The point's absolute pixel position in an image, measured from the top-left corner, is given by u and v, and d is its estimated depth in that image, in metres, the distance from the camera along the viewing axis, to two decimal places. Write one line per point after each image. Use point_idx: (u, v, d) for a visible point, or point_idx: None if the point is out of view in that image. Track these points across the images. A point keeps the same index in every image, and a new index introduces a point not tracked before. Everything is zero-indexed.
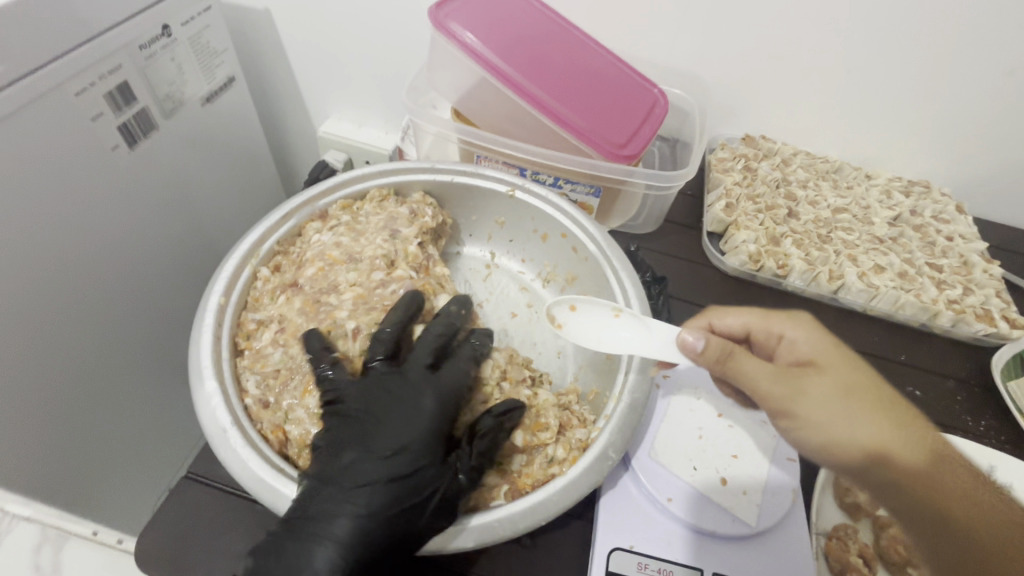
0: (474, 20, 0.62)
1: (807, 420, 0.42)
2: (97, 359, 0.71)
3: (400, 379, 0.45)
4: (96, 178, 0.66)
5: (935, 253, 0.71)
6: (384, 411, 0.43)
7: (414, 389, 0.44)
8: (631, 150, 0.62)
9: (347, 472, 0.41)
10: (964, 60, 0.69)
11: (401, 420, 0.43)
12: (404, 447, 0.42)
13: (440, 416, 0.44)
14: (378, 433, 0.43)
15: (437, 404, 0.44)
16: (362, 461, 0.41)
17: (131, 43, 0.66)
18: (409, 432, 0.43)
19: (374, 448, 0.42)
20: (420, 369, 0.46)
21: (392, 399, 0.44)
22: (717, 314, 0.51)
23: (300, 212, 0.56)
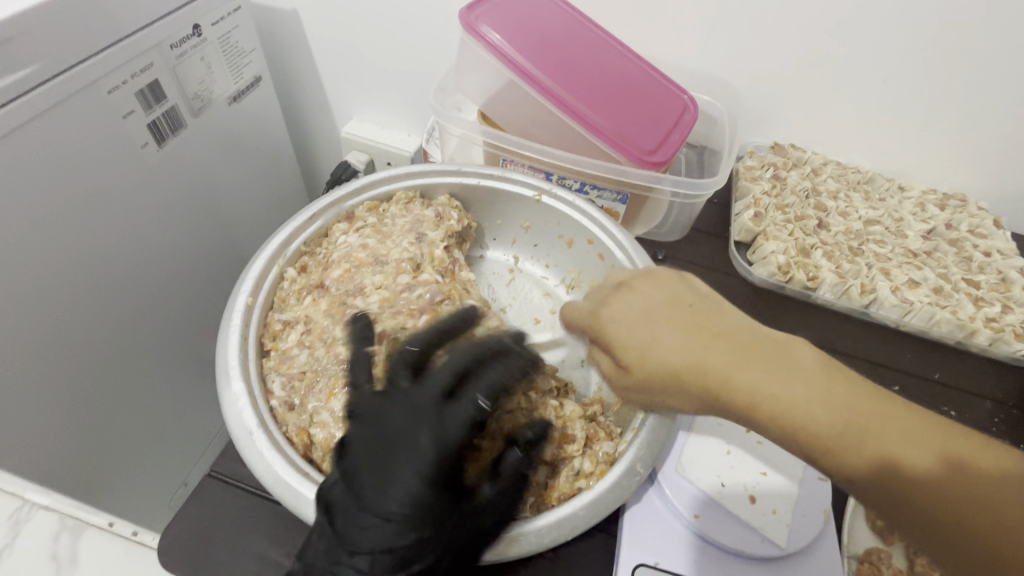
0: (504, 23, 0.61)
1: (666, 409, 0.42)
2: (119, 353, 0.72)
3: (409, 417, 0.40)
4: (125, 175, 0.66)
5: (971, 269, 0.69)
6: (390, 455, 0.39)
7: (421, 429, 0.39)
8: (661, 157, 0.61)
9: (349, 526, 0.37)
10: (1006, 70, 0.66)
11: (405, 465, 0.38)
12: (406, 500, 0.37)
13: (441, 460, 0.38)
14: (381, 479, 0.38)
15: (444, 451, 0.39)
16: (365, 513, 0.37)
17: (162, 42, 0.67)
18: (406, 482, 0.38)
19: (373, 496, 0.38)
20: (430, 405, 0.40)
21: (392, 439, 0.39)
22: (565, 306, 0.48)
23: (327, 212, 0.56)
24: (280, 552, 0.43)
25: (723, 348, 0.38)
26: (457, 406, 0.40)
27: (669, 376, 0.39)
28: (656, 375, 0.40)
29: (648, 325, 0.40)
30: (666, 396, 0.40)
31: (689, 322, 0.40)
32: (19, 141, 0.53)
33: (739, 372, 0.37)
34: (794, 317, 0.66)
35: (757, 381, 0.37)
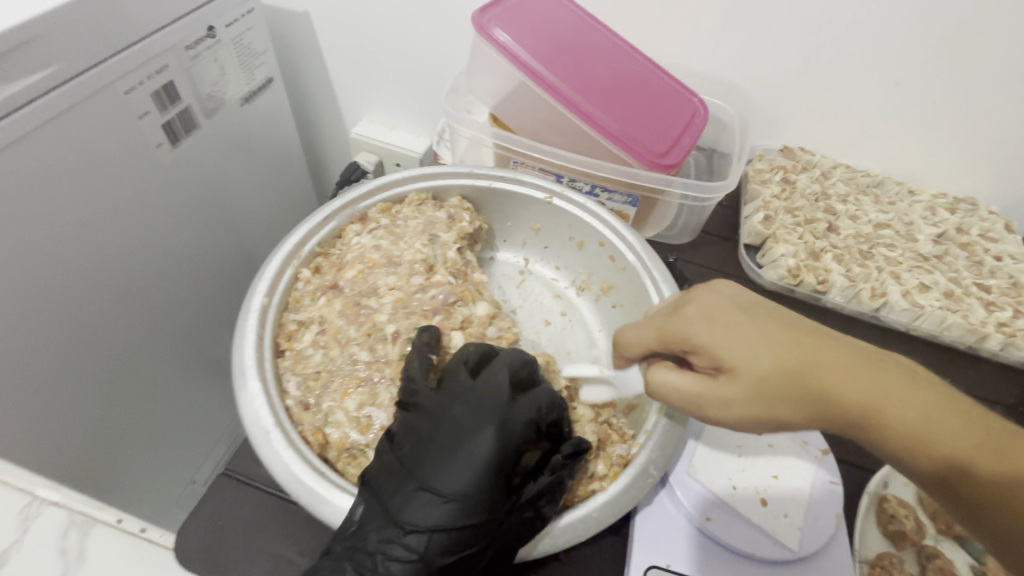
0: (517, 26, 0.61)
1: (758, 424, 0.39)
2: (131, 352, 0.73)
3: (473, 408, 0.40)
4: (139, 175, 0.67)
5: (982, 274, 0.69)
6: (453, 443, 0.39)
7: (486, 421, 0.39)
8: (671, 160, 0.61)
9: (408, 506, 0.38)
10: (1018, 74, 0.66)
11: (469, 454, 0.38)
12: (468, 488, 0.38)
13: (504, 452, 0.39)
14: (443, 466, 0.38)
15: (507, 445, 0.39)
16: (426, 498, 0.38)
17: (178, 44, 0.68)
18: (469, 470, 0.38)
19: (435, 479, 0.38)
20: (495, 399, 0.41)
21: (456, 429, 0.40)
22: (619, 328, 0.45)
23: (340, 214, 0.57)
24: (294, 550, 0.43)
25: (819, 346, 0.38)
26: (521, 405, 0.41)
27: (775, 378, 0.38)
28: (764, 377, 0.38)
29: (739, 327, 0.39)
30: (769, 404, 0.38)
31: (788, 334, 0.39)
32: (37, 142, 0.54)
33: (847, 374, 0.37)
34: None
35: (864, 378, 0.37)
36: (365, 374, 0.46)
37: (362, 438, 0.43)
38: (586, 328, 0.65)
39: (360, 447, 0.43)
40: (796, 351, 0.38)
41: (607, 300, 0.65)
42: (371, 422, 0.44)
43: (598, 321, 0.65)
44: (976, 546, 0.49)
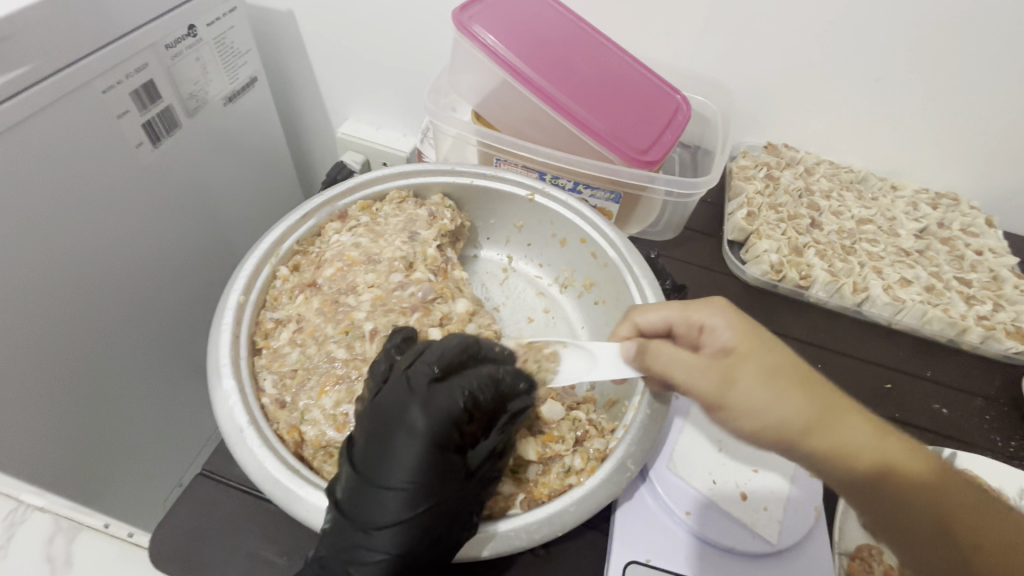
0: (498, 24, 0.61)
1: (742, 411, 0.41)
2: (117, 354, 0.72)
3: (400, 395, 0.39)
4: (118, 176, 0.66)
5: (963, 268, 0.69)
6: (389, 433, 0.38)
7: (412, 405, 0.38)
8: (653, 156, 0.61)
9: (364, 504, 0.38)
10: (996, 70, 0.67)
11: (405, 442, 0.37)
12: (413, 476, 0.37)
13: (438, 432, 0.38)
14: (387, 460, 0.38)
15: (442, 427, 0.38)
16: (379, 495, 0.37)
17: (157, 43, 0.67)
18: (407, 458, 0.37)
19: (383, 472, 0.38)
20: (420, 383, 0.39)
21: (390, 418, 0.39)
22: (640, 314, 0.48)
23: (320, 212, 0.56)
24: (272, 550, 0.42)
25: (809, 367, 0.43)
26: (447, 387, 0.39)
27: (778, 375, 0.41)
28: (769, 367, 0.41)
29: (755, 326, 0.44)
30: (754, 394, 0.40)
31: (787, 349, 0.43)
32: (13, 142, 0.53)
33: (833, 395, 0.41)
34: (787, 315, 0.66)
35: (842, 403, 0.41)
36: (343, 372, 0.45)
37: (338, 435, 0.43)
38: (569, 325, 0.65)
39: (337, 444, 0.43)
40: (791, 357, 0.42)
41: (590, 296, 0.64)
42: (348, 419, 0.43)
43: (581, 318, 0.65)
44: None
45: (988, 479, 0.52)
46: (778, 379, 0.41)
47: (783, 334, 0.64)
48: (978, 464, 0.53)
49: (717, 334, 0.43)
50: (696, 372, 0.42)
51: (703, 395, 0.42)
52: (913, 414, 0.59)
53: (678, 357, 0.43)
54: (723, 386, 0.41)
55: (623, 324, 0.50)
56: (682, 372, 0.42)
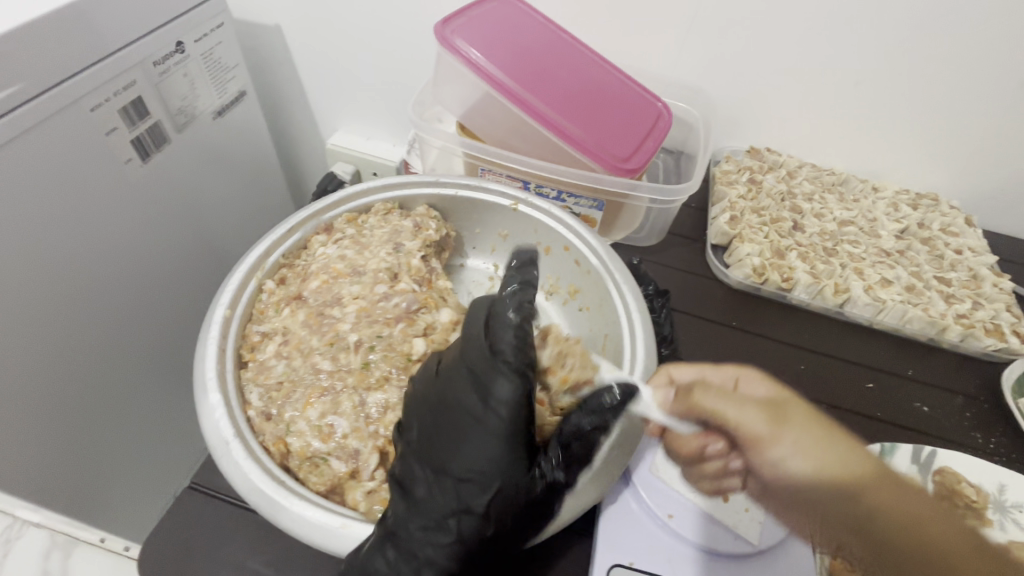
0: (479, 38, 0.62)
1: (796, 452, 0.38)
2: (110, 368, 0.73)
3: (467, 381, 0.40)
4: (109, 191, 0.67)
5: (943, 267, 0.71)
6: (457, 419, 0.39)
7: (478, 389, 0.39)
8: (634, 164, 0.62)
9: (428, 489, 0.38)
10: (969, 73, 0.69)
11: (473, 429, 0.38)
12: (480, 465, 0.37)
13: (508, 423, 0.38)
14: (455, 447, 0.38)
15: (513, 418, 0.38)
16: (450, 482, 0.38)
17: (145, 60, 0.68)
18: (476, 445, 0.38)
19: (450, 459, 0.38)
20: (487, 369, 0.39)
21: (458, 406, 0.39)
22: (675, 367, 0.46)
23: (305, 225, 0.57)
24: (258, 562, 0.43)
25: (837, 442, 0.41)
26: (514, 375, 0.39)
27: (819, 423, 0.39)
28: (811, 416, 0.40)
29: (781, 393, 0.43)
30: (810, 434, 0.38)
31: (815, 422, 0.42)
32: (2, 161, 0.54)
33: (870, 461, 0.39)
34: (770, 317, 0.67)
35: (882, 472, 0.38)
36: (327, 384, 0.46)
37: (323, 446, 0.43)
38: None
39: (322, 455, 0.43)
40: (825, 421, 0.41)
41: (575, 303, 0.65)
42: (333, 430, 0.44)
43: (567, 324, 0.66)
44: None
45: (969, 476, 0.53)
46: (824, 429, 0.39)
47: (767, 336, 0.65)
48: (958, 461, 0.54)
49: (754, 387, 0.43)
50: (750, 408, 0.41)
51: (759, 433, 0.39)
52: (895, 412, 0.60)
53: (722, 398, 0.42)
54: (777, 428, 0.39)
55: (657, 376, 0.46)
56: (738, 410, 0.41)
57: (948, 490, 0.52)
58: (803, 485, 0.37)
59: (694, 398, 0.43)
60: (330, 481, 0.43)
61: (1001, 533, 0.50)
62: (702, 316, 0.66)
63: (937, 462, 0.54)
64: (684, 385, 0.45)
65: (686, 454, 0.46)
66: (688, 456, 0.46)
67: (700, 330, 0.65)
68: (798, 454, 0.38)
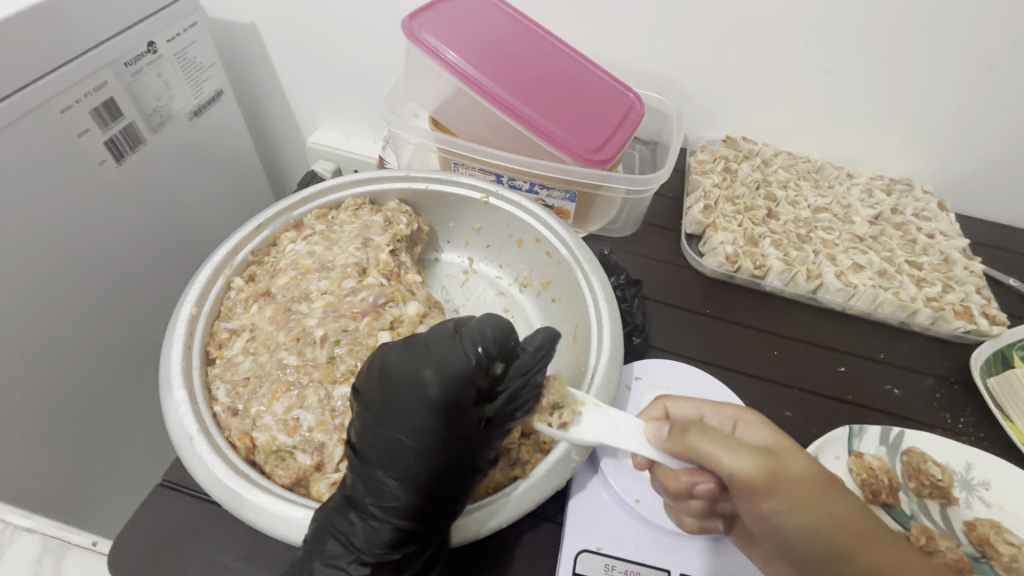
0: (448, 33, 0.63)
1: (787, 505, 0.37)
2: (93, 372, 0.73)
3: (416, 352, 0.40)
4: (84, 194, 0.67)
5: (915, 251, 0.71)
6: (399, 388, 0.39)
7: (427, 364, 0.39)
8: (605, 155, 0.63)
9: (374, 455, 0.39)
10: (937, 57, 0.69)
11: (413, 397, 0.38)
12: (420, 430, 0.38)
13: (446, 393, 0.38)
14: (395, 413, 0.39)
15: (450, 388, 0.38)
16: (390, 448, 0.38)
17: (116, 60, 0.68)
18: (415, 414, 0.38)
19: (391, 426, 0.39)
20: (435, 343, 0.40)
21: (401, 376, 0.39)
22: (672, 398, 0.48)
23: (274, 222, 0.57)
24: (228, 555, 0.43)
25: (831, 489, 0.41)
26: (458, 350, 0.39)
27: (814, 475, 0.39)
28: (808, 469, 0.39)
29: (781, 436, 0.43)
30: (803, 492, 0.38)
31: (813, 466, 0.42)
32: None
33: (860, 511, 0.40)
34: (744, 305, 0.68)
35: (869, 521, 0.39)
36: (293, 378, 0.46)
37: (289, 440, 0.44)
38: (529, 323, 0.66)
39: (288, 448, 0.43)
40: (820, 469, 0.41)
41: (547, 295, 0.65)
42: (299, 424, 0.44)
43: (540, 316, 0.66)
44: (901, 512, 0.51)
45: (935, 455, 0.54)
46: (819, 481, 0.39)
47: (741, 323, 0.66)
48: (926, 442, 0.54)
49: (752, 431, 0.43)
50: (742, 454, 0.38)
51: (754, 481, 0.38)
52: (865, 394, 0.60)
53: (714, 443, 0.39)
54: (770, 481, 0.37)
55: (652, 406, 0.48)
56: (730, 455, 0.38)
57: (915, 470, 0.52)
58: (791, 535, 0.38)
59: (690, 439, 0.40)
60: (297, 473, 0.43)
61: (967, 510, 0.51)
62: (677, 305, 0.67)
63: (904, 443, 0.54)
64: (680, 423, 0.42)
65: (673, 490, 0.44)
66: (675, 492, 0.44)
67: (674, 319, 0.65)
68: (790, 510, 0.37)
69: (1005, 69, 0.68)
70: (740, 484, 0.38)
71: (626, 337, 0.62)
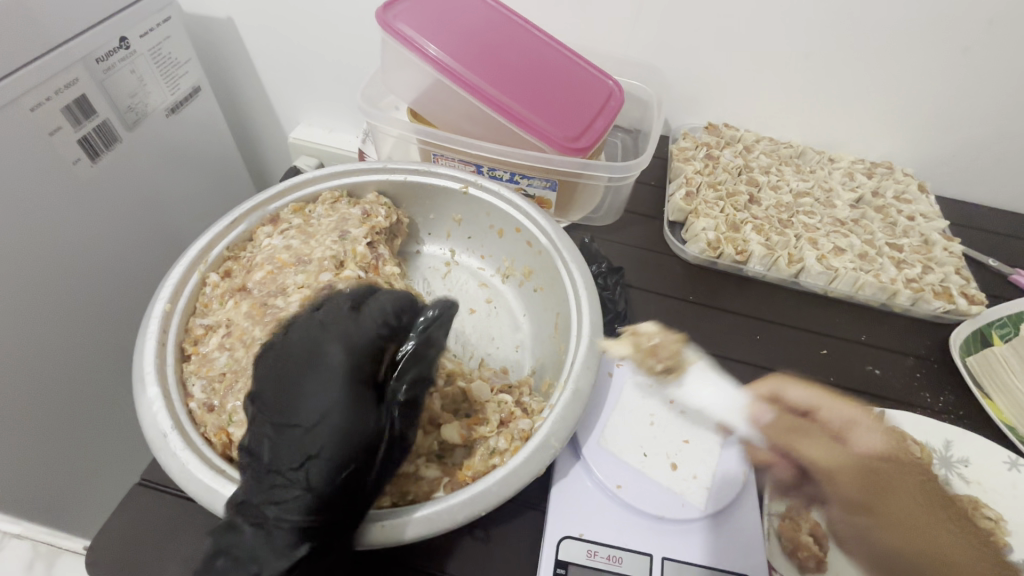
0: (423, 22, 0.62)
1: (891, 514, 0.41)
2: (76, 376, 0.72)
3: (312, 330, 0.43)
4: (58, 194, 0.66)
5: (896, 233, 0.72)
6: (304, 365, 0.41)
7: (331, 340, 0.42)
8: (584, 142, 0.62)
9: (276, 448, 0.39)
10: (915, 40, 0.69)
11: (321, 375, 0.41)
12: (327, 408, 0.39)
13: (353, 362, 0.42)
14: (299, 393, 0.40)
15: (354, 355, 0.43)
16: (292, 434, 0.39)
17: (87, 57, 0.67)
18: (322, 389, 0.40)
19: (294, 409, 0.39)
20: (335, 320, 0.45)
21: (308, 354, 0.42)
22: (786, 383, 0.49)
23: (250, 216, 0.57)
24: None
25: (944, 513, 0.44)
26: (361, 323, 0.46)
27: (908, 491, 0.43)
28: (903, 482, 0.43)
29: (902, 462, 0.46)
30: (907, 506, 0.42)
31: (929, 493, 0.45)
32: None
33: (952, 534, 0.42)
34: (727, 290, 0.68)
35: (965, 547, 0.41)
36: None
37: None
38: (511, 313, 0.66)
39: None
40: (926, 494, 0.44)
41: (529, 284, 0.65)
42: None
43: (522, 306, 0.66)
44: None
45: (915, 434, 0.54)
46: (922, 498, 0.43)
47: (724, 309, 0.66)
48: (906, 421, 0.55)
49: (866, 439, 0.46)
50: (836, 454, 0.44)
51: (849, 492, 0.43)
52: (847, 376, 0.61)
53: (814, 445, 0.45)
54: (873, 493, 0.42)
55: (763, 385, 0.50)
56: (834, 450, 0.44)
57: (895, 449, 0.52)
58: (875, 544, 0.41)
59: (794, 436, 0.46)
60: None
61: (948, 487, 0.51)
62: (659, 292, 0.67)
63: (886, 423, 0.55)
64: (784, 420, 0.47)
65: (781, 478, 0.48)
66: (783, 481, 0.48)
67: (657, 306, 0.66)
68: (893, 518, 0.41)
69: (981, 50, 0.69)
70: (834, 486, 0.43)
71: (609, 325, 0.62)
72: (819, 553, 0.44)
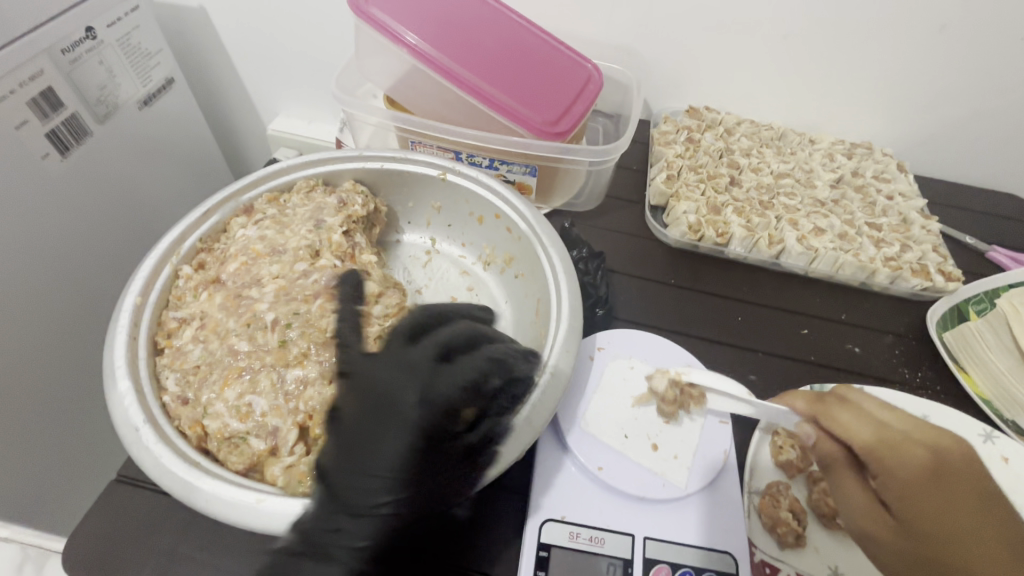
0: (397, 6, 0.61)
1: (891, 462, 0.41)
2: (51, 376, 0.70)
3: (401, 374, 0.45)
4: (26, 190, 0.64)
5: (875, 213, 0.72)
6: (385, 408, 0.43)
7: (412, 386, 0.44)
8: (563, 126, 0.62)
9: (348, 488, 0.40)
10: (893, 18, 0.69)
11: (398, 429, 0.42)
12: (396, 464, 0.41)
13: (432, 412, 0.43)
14: (380, 441, 0.42)
15: (433, 407, 0.43)
16: (366, 478, 0.40)
17: (52, 47, 0.64)
18: (400, 439, 0.42)
19: (372, 454, 0.41)
20: (423, 364, 0.45)
21: (389, 398, 0.43)
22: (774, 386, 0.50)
23: (224, 207, 0.56)
24: (186, 546, 0.42)
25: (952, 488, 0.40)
26: (451, 371, 0.45)
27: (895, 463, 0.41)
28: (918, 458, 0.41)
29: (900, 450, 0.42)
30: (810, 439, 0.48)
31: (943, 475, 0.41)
32: None
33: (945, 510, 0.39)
34: (708, 273, 0.68)
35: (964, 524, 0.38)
36: (244, 363, 0.46)
37: (241, 425, 0.43)
38: (493, 300, 0.65)
39: (240, 435, 0.43)
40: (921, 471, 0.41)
41: (511, 271, 0.65)
42: (252, 409, 0.44)
43: (504, 293, 0.65)
44: None
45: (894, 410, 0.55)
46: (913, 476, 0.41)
47: (705, 291, 0.66)
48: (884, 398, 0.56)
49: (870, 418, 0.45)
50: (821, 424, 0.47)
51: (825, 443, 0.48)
52: (826, 354, 0.61)
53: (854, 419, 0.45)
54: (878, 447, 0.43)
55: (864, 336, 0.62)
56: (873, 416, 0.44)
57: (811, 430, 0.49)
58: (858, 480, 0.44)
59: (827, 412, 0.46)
60: (250, 458, 0.43)
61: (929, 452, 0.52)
62: (641, 275, 0.67)
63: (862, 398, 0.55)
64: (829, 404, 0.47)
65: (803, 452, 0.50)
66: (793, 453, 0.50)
67: (639, 290, 0.66)
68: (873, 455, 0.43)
69: (956, 28, 0.69)
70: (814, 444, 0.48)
71: (590, 310, 0.61)
72: (797, 528, 0.46)
